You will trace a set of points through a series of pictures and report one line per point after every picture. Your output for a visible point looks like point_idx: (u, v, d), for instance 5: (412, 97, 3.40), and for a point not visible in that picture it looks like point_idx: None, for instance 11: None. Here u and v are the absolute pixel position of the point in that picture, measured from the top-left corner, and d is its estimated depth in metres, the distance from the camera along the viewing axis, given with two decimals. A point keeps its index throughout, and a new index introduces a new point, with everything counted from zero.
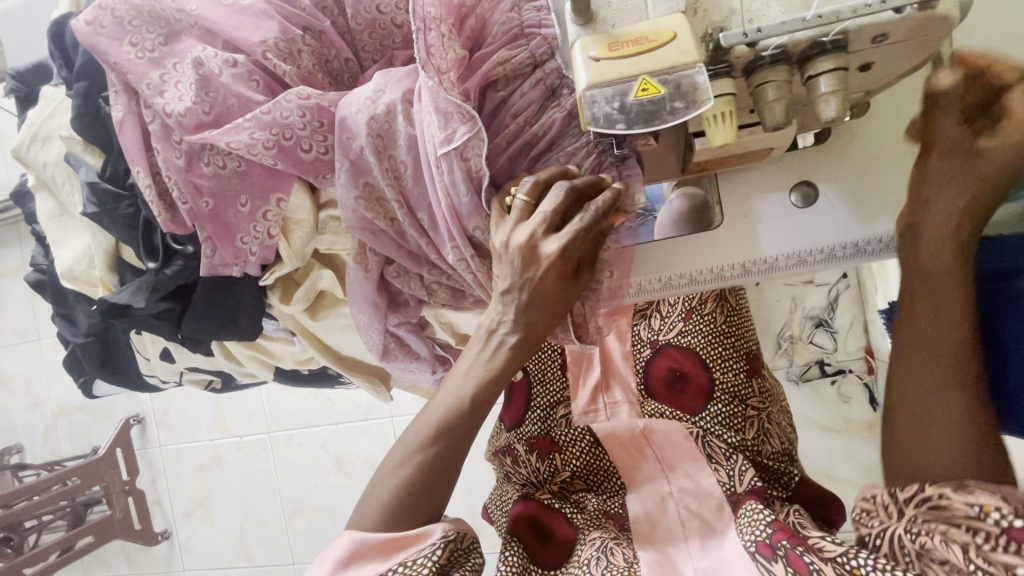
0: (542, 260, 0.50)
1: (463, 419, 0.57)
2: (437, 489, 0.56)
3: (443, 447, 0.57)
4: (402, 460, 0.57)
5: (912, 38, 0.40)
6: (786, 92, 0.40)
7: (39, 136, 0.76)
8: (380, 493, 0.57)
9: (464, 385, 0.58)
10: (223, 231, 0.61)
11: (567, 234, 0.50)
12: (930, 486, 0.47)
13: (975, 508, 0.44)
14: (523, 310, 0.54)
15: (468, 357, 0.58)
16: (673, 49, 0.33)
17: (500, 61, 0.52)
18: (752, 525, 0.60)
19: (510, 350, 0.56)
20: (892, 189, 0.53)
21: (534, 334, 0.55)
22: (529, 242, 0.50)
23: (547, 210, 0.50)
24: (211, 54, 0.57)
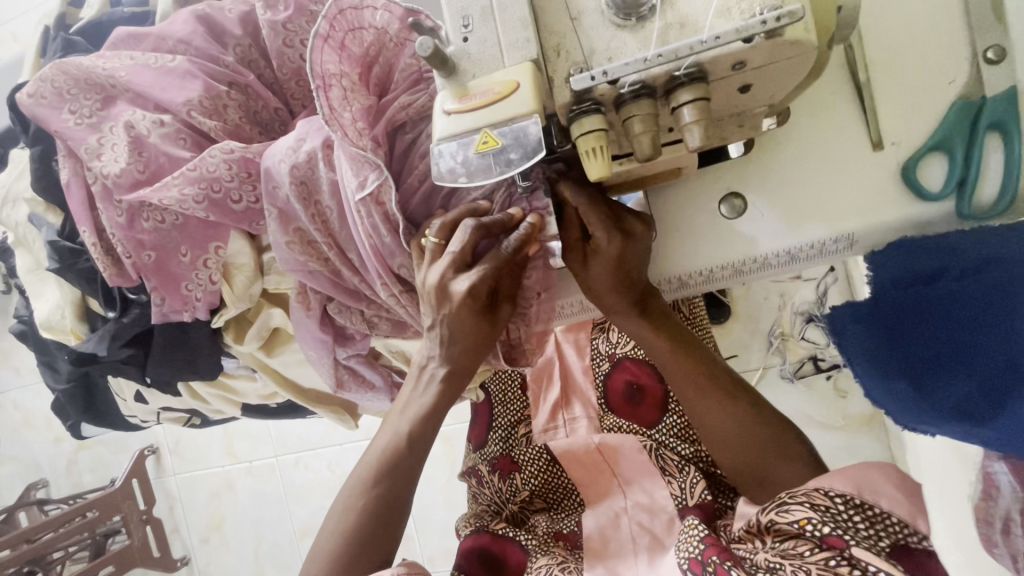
0: (453, 298, 0.51)
1: (402, 458, 0.59)
2: (383, 529, 0.57)
3: (385, 488, 0.58)
4: (346, 505, 0.58)
5: (774, 61, 0.40)
6: (653, 124, 0.40)
7: (8, 198, 0.81)
8: (325, 539, 0.58)
9: (400, 423, 0.60)
10: (168, 281, 0.64)
11: (476, 274, 0.51)
12: (763, 514, 0.59)
13: (795, 523, 0.55)
14: (448, 344, 0.56)
15: (404, 396, 0.60)
16: (513, 101, 0.35)
17: (403, 105, 0.54)
18: (686, 542, 0.60)
19: (441, 383, 0.58)
20: (824, 193, 0.58)
21: (461, 366, 0.57)
22: (440, 282, 0.52)
23: (453, 249, 0.51)
24: (141, 116, 0.60)
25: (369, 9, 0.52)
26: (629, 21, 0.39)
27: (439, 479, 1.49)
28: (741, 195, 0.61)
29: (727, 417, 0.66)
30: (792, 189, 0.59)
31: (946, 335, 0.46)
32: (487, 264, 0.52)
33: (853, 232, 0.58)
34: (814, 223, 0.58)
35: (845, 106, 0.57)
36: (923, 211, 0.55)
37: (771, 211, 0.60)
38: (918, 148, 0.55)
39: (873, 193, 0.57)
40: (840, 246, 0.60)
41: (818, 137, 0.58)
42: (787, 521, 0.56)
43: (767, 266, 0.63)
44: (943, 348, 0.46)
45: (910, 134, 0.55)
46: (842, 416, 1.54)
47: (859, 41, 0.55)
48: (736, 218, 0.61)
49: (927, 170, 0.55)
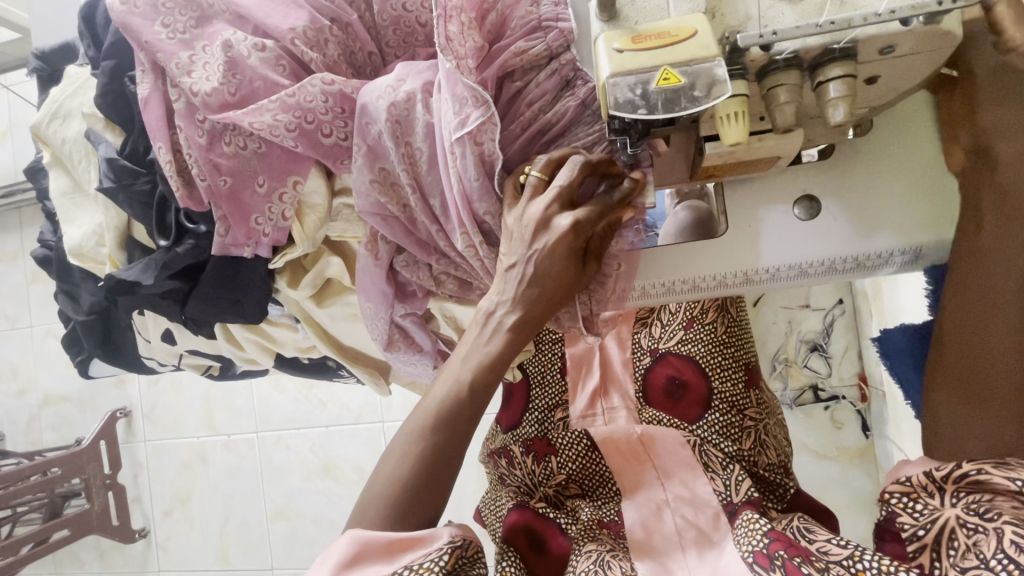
0: (554, 231, 0.51)
1: (463, 407, 0.55)
2: (437, 482, 0.54)
3: (441, 438, 0.55)
4: (403, 452, 0.55)
5: (917, 53, 0.42)
6: (796, 95, 0.42)
7: (60, 114, 0.78)
8: (380, 485, 0.55)
9: (462, 371, 0.56)
10: (238, 210, 0.62)
11: (580, 211, 0.51)
12: (966, 462, 0.48)
13: (1017, 482, 0.45)
14: (526, 287, 0.53)
15: (466, 342, 0.57)
16: (695, 44, 0.35)
17: (518, 52, 0.53)
18: (748, 536, 0.61)
19: (508, 333, 0.54)
20: (897, 208, 0.63)
21: (536, 314, 0.54)
22: (543, 215, 0.51)
23: (561, 182, 0.51)
24: (240, 37, 0.58)
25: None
26: None
27: None
28: (817, 199, 0.64)
29: (1000, 342, 0.56)
30: (867, 199, 0.63)
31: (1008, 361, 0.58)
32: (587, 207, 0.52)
33: (919, 246, 0.63)
34: (886, 233, 0.63)
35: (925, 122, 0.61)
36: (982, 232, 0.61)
37: (846, 217, 0.63)
38: None
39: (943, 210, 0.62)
40: (906, 259, 0.64)
41: (897, 154, 0.62)
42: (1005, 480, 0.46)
43: (834, 271, 0.66)
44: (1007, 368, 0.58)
45: None
46: (836, 447, 1.57)
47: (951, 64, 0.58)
48: (810, 220, 0.64)
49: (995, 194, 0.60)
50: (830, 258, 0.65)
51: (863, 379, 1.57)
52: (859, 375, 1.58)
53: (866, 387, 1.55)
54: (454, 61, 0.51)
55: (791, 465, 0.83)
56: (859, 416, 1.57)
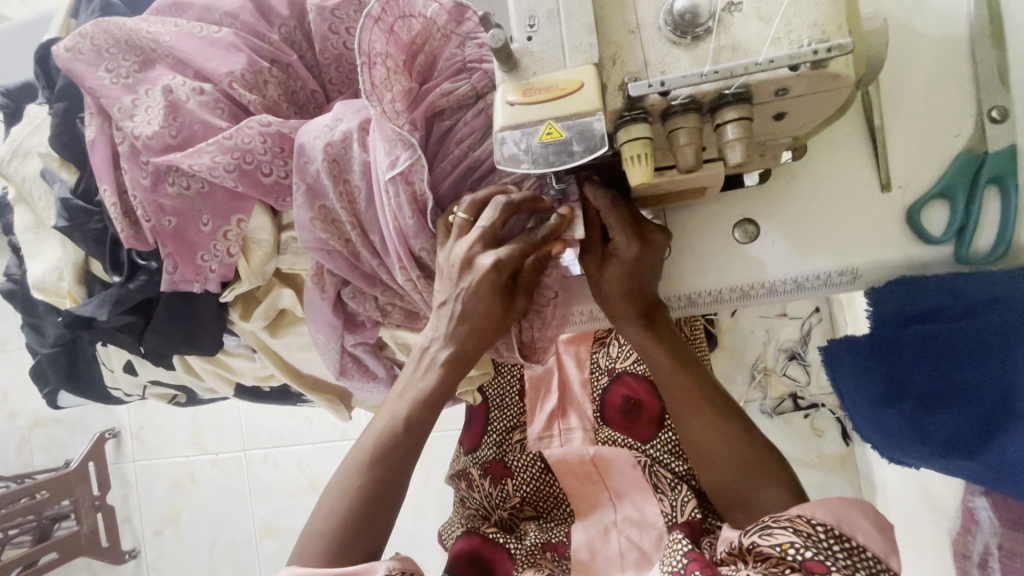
0: (477, 270, 0.53)
1: (399, 443, 0.57)
2: (377, 513, 0.56)
3: (378, 473, 0.56)
4: (342, 486, 0.57)
5: (813, 93, 0.43)
6: (696, 137, 0.43)
7: (20, 152, 0.80)
8: (319, 522, 0.56)
9: (398, 407, 0.58)
10: (185, 249, 0.64)
11: (502, 249, 0.53)
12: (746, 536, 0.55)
13: (777, 547, 0.51)
14: (457, 323, 0.55)
15: (403, 379, 0.59)
16: (580, 98, 0.36)
17: (444, 92, 0.55)
18: (670, 556, 0.60)
19: (441, 367, 0.57)
20: (834, 232, 0.64)
21: (467, 352, 0.56)
22: (467, 256, 0.53)
23: (483, 223, 0.53)
24: (180, 82, 0.60)
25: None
26: (685, 39, 0.42)
27: (412, 488, 1.46)
28: (755, 222, 0.66)
29: (717, 436, 0.64)
30: (802, 222, 0.65)
31: (943, 376, 0.55)
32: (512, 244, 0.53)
33: (858, 268, 0.63)
34: (822, 255, 0.64)
35: (860, 144, 0.62)
36: (922, 254, 0.61)
37: (783, 240, 0.65)
38: (923, 193, 0.60)
39: (882, 232, 0.62)
40: (845, 279, 0.65)
41: (831, 177, 0.63)
42: (769, 546, 0.52)
43: (774, 292, 0.68)
44: (942, 383, 0.55)
45: (916, 180, 0.60)
46: (817, 455, 1.58)
47: (877, 89, 0.60)
48: (749, 243, 0.66)
49: (929, 216, 0.60)
50: (767, 281, 0.66)
51: None
52: None
53: None
54: (379, 108, 0.51)
55: None
56: (839, 423, 1.58)
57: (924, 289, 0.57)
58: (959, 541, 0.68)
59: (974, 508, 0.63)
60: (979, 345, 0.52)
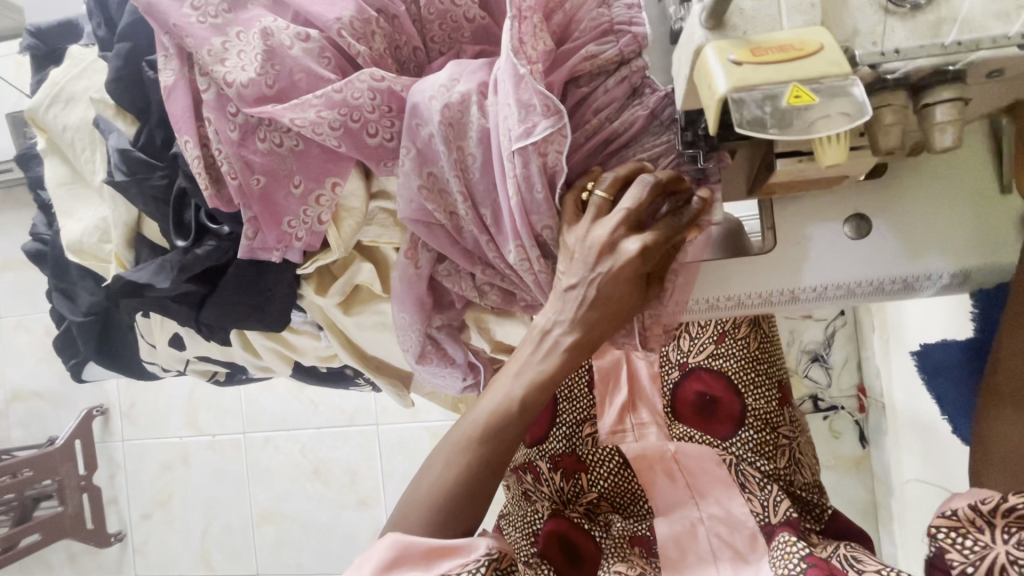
0: (620, 256, 0.48)
1: (512, 422, 0.51)
2: (484, 491, 0.51)
3: (489, 451, 0.51)
4: (447, 460, 0.51)
5: (1020, 78, 0.40)
6: (902, 117, 0.39)
7: (62, 97, 0.72)
8: (421, 492, 0.52)
9: (513, 387, 0.52)
10: (270, 212, 0.57)
11: (648, 234, 0.48)
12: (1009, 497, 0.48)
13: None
14: (588, 310, 0.50)
15: (518, 356, 0.53)
16: (822, 59, 0.33)
17: (588, 55, 0.50)
18: (786, 558, 0.62)
19: (565, 353, 0.51)
20: (948, 234, 0.64)
21: (593, 339, 0.51)
22: (610, 239, 0.49)
23: (628, 204, 0.48)
24: (281, 26, 0.54)
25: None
26: (901, 8, 0.38)
27: None
28: (869, 218, 0.65)
29: None
30: (918, 223, 0.64)
31: None
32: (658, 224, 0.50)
33: (970, 270, 0.64)
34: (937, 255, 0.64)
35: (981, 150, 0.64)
36: None
37: (896, 237, 0.64)
38: None
39: (993, 237, 0.64)
40: (951, 281, 0.65)
41: (955, 181, 0.64)
42: None
43: (880, 291, 0.67)
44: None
45: None
46: (833, 457, 1.61)
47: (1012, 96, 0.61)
48: (861, 238, 0.65)
49: None
50: (877, 278, 0.65)
51: (862, 390, 1.60)
52: (858, 387, 1.60)
53: (865, 398, 1.57)
54: (529, 65, 0.48)
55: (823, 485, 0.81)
56: (857, 426, 1.60)
57: None
58: None
59: None
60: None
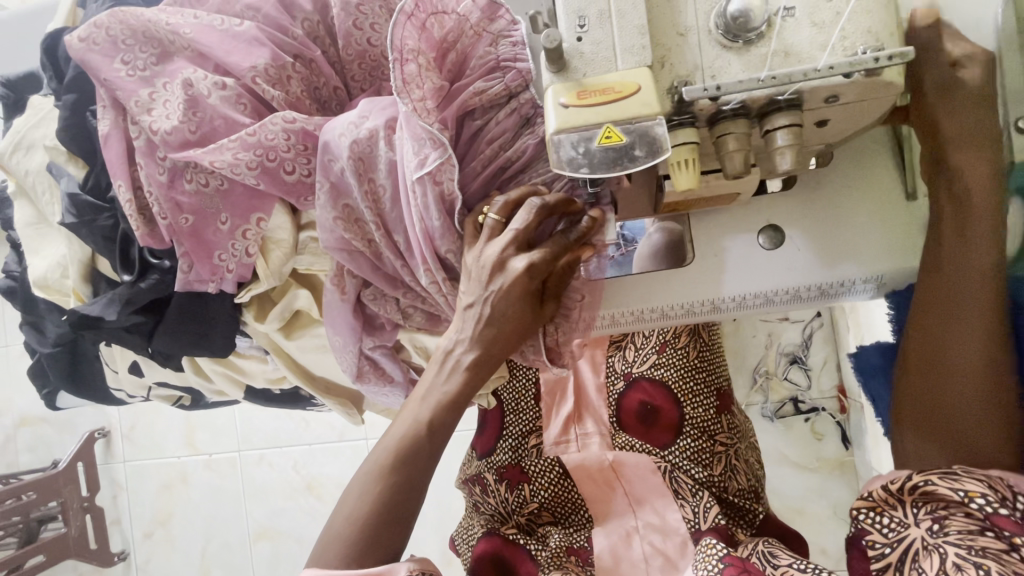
0: (509, 273, 0.51)
1: (421, 448, 0.54)
2: (398, 518, 0.53)
3: (401, 477, 0.53)
4: (361, 492, 0.53)
5: (861, 101, 0.43)
6: (745, 143, 0.42)
7: (23, 144, 0.77)
8: (338, 527, 0.53)
9: (420, 411, 0.55)
10: (201, 247, 0.61)
11: (535, 253, 0.51)
12: (917, 474, 0.50)
13: (962, 494, 0.47)
14: (485, 330, 0.53)
15: (424, 382, 0.56)
16: (637, 102, 0.36)
17: (476, 91, 0.53)
18: (706, 560, 0.63)
19: (465, 372, 0.54)
20: (859, 238, 0.65)
21: (492, 355, 0.54)
22: (500, 258, 0.51)
23: (516, 226, 0.51)
24: (201, 76, 0.58)
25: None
26: (736, 43, 0.41)
27: None
28: (780, 228, 0.66)
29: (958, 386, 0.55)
30: (828, 229, 0.66)
31: None
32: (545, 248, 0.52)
33: (881, 274, 0.65)
34: (848, 261, 0.65)
35: (885, 154, 0.65)
36: None
37: (808, 246, 0.66)
38: None
39: (902, 241, 0.65)
40: (866, 285, 0.66)
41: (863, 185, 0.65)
42: (949, 489, 0.47)
43: (798, 298, 0.68)
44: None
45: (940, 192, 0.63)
46: (816, 458, 1.57)
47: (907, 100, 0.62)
48: (774, 249, 0.67)
49: None
50: (792, 287, 0.67)
51: (842, 391, 1.59)
52: (838, 388, 1.59)
53: (846, 399, 1.56)
54: (411, 103, 0.49)
55: (763, 489, 0.84)
56: (839, 427, 1.58)
57: None
58: None
59: None
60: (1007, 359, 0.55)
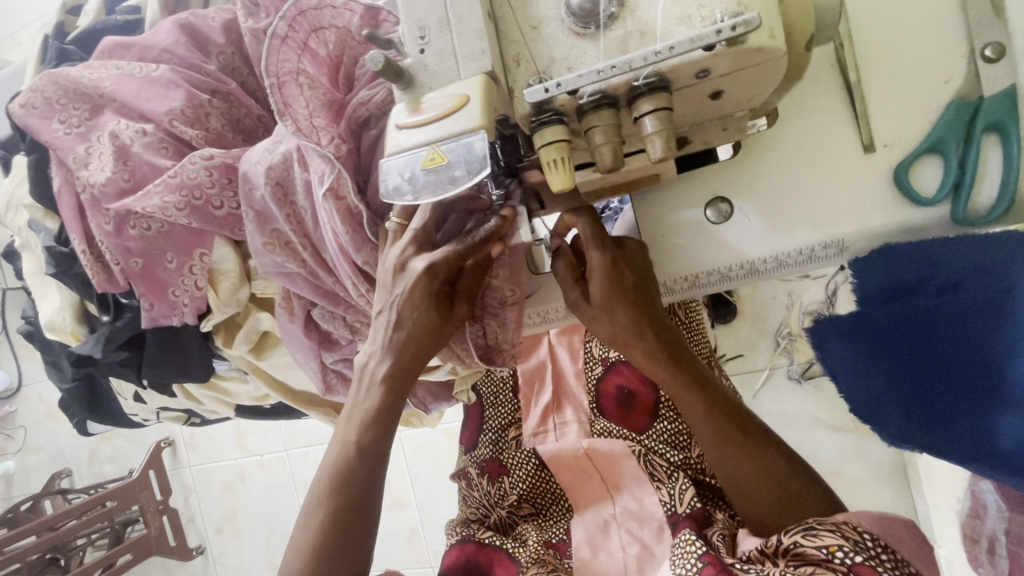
0: (409, 274, 0.52)
1: (354, 470, 0.56)
2: (347, 544, 0.54)
3: (341, 501, 0.55)
4: (306, 521, 0.55)
5: (741, 69, 0.38)
6: (614, 135, 0.39)
7: (12, 203, 0.83)
8: (289, 562, 0.55)
9: (348, 432, 0.57)
10: (155, 286, 0.65)
11: (437, 252, 0.52)
12: (786, 537, 0.54)
13: (824, 550, 0.50)
14: (408, 346, 0.55)
15: (349, 404, 0.59)
16: (461, 117, 0.35)
17: (362, 102, 0.54)
18: (683, 558, 0.59)
19: (381, 384, 0.56)
20: (818, 197, 0.55)
21: (404, 363, 0.56)
22: (399, 260, 0.52)
23: (416, 225, 0.52)
24: (125, 126, 0.61)
25: (329, 9, 0.53)
26: (588, 29, 0.38)
27: (442, 478, 1.57)
28: (727, 200, 0.58)
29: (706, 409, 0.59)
30: (778, 192, 0.56)
31: (937, 356, 0.46)
32: (449, 249, 0.52)
33: (845, 239, 0.55)
34: (804, 227, 0.55)
35: (831, 93, 0.54)
36: (912, 217, 0.52)
37: (760, 216, 0.57)
38: (910, 150, 0.51)
39: (865, 197, 0.53)
40: (830, 252, 0.56)
41: (811, 139, 0.55)
42: (814, 547, 0.51)
43: (756, 271, 0.60)
44: (942, 372, 0.46)
45: (902, 136, 0.51)
46: (851, 419, 1.44)
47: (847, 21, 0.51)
48: (723, 223, 0.59)
49: (921, 174, 0.51)
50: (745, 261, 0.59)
51: None
52: None
53: None
54: (292, 125, 0.49)
55: None
56: None
57: (911, 261, 0.48)
58: (971, 523, 0.60)
59: (984, 490, 0.55)
60: (959, 330, 0.45)
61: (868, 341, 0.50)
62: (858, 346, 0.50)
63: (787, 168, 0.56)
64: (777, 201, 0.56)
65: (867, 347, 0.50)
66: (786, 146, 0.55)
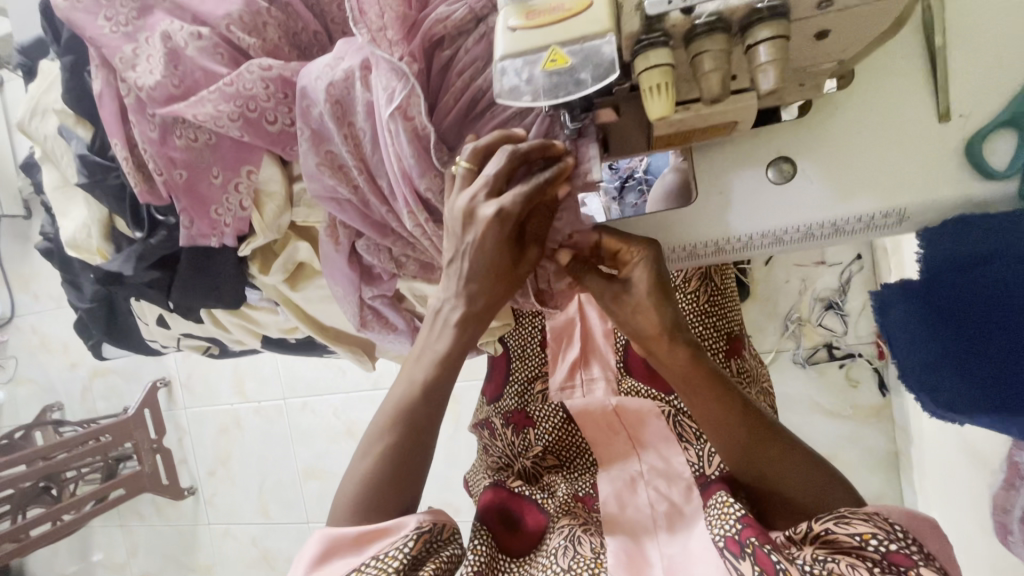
0: (478, 221, 0.51)
1: (418, 407, 0.59)
2: (402, 478, 0.58)
3: (403, 436, 0.59)
4: (368, 450, 0.59)
5: (860, 4, 0.37)
6: (723, 62, 0.38)
7: (38, 109, 0.80)
8: (346, 487, 0.60)
9: (415, 371, 0.60)
10: (198, 202, 0.63)
11: (507, 197, 0.50)
12: (817, 523, 0.56)
13: (858, 537, 0.53)
14: (466, 279, 0.55)
15: (419, 344, 0.61)
16: (584, 20, 0.34)
17: (440, 18, 0.51)
18: (721, 519, 0.62)
19: (454, 328, 0.58)
20: (885, 164, 0.51)
21: (476, 308, 0.57)
22: (468, 206, 0.51)
23: (489, 171, 0.50)
24: (178, 28, 0.58)
25: None
26: None
27: (444, 433, 1.58)
28: (792, 159, 0.53)
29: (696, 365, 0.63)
30: (846, 155, 0.52)
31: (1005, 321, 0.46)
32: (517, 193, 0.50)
33: (907, 209, 0.52)
34: (868, 196, 0.52)
35: (913, 49, 0.49)
36: (977, 190, 0.50)
37: (823, 180, 0.52)
38: (988, 121, 0.48)
39: (933, 168, 0.50)
40: (888, 223, 0.53)
41: (888, 98, 0.50)
42: (846, 534, 0.54)
43: (809, 238, 0.56)
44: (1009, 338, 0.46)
45: (982, 105, 0.48)
46: (850, 406, 1.47)
47: None
48: (784, 184, 0.53)
49: (994, 146, 0.48)
50: (800, 224, 0.55)
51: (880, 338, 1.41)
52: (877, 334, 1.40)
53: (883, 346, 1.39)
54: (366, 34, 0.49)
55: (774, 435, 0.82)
56: (876, 373, 1.44)
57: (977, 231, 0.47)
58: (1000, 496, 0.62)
59: None
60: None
61: (933, 309, 0.50)
62: (921, 312, 0.51)
63: (861, 129, 0.51)
64: (841, 164, 0.52)
65: (932, 315, 0.51)
66: (860, 105, 0.50)
